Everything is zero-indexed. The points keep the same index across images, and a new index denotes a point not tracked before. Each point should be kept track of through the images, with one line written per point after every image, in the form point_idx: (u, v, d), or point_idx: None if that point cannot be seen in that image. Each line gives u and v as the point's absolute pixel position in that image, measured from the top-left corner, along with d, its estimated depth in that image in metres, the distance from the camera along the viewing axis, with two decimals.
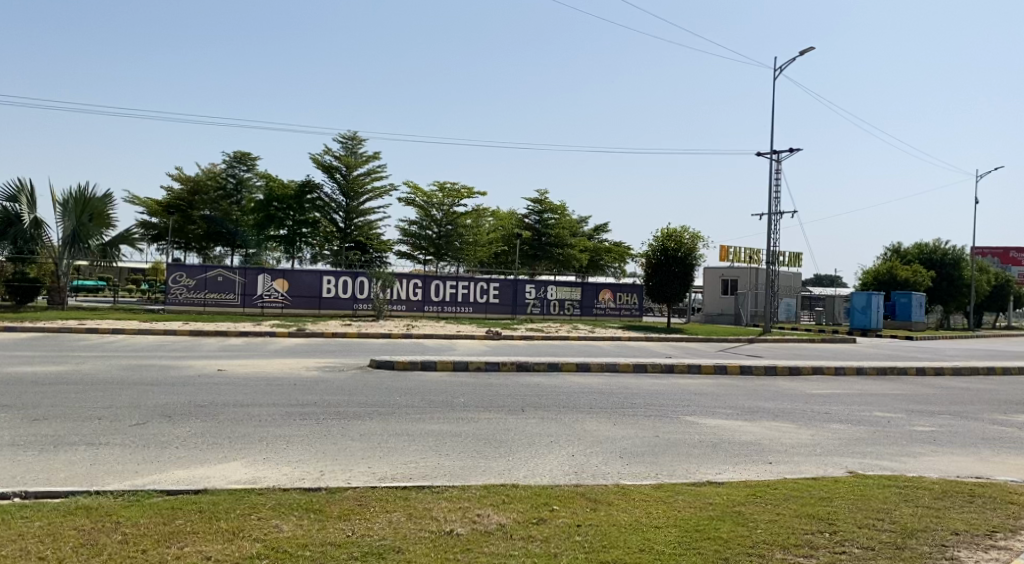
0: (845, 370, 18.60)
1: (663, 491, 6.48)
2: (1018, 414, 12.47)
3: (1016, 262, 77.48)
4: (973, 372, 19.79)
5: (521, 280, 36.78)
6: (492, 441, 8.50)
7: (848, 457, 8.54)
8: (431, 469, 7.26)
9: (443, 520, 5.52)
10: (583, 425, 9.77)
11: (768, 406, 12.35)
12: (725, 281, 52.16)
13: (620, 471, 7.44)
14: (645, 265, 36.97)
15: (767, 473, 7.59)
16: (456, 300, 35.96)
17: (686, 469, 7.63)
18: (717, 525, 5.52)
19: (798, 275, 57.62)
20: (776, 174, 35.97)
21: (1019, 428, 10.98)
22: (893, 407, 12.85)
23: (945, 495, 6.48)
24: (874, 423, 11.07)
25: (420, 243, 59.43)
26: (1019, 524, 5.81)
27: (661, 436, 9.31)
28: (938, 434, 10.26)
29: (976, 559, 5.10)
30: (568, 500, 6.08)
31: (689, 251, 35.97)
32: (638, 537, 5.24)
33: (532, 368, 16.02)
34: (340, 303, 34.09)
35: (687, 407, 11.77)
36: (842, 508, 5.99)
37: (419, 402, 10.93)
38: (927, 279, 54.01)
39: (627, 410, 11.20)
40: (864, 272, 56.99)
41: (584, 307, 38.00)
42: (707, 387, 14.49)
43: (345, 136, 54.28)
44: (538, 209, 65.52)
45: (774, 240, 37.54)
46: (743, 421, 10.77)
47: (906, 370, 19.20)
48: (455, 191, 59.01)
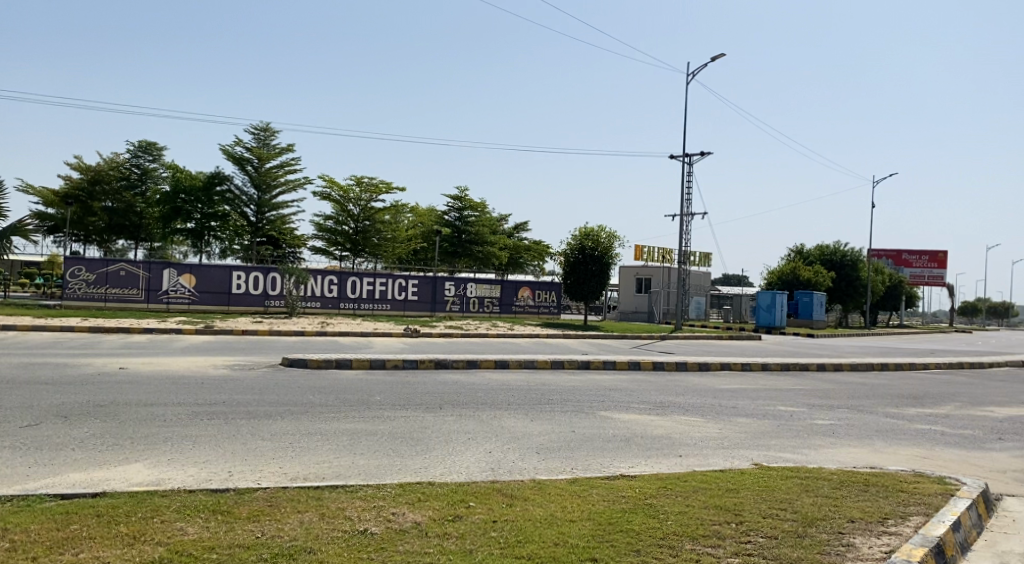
0: (752, 367, 19.35)
1: (578, 485, 6.38)
2: (908, 407, 13.28)
3: (907, 264, 82.32)
4: (869, 368, 20.97)
5: (440, 277, 36.66)
6: (408, 440, 8.40)
7: (753, 450, 8.90)
8: (345, 468, 6.97)
9: (356, 520, 5.11)
10: (500, 422, 9.80)
11: (678, 401, 12.75)
12: (639, 280, 53.44)
13: (536, 467, 7.47)
14: (563, 264, 37.42)
15: (678, 466, 7.81)
16: (373, 297, 35.56)
17: (600, 463, 7.78)
18: (630, 517, 5.38)
19: (708, 275, 59.61)
20: (687, 177, 37.27)
21: (911, 421, 11.63)
22: (795, 401, 13.47)
23: (842, 485, 6.68)
24: (779, 417, 11.56)
25: (335, 238, 58.49)
26: (909, 510, 5.93)
27: (576, 432, 9.45)
28: (836, 427, 10.81)
29: (870, 545, 5.07)
30: (484, 497, 5.82)
31: (606, 250, 36.63)
32: (553, 531, 5.02)
33: (451, 365, 16.03)
34: (252, 300, 33.07)
35: (601, 402, 11.97)
36: (747, 500, 6.02)
37: (334, 401, 10.74)
38: (827, 279, 56.79)
39: (543, 406, 11.33)
40: (769, 272, 59.46)
41: (503, 305, 38.15)
42: (622, 383, 14.86)
43: (257, 126, 52.70)
44: (458, 206, 65.33)
45: (686, 240, 38.77)
46: (657, 416, 11.06)
47: (807, 367, 20.09)
48: (372, 185, 58.02)
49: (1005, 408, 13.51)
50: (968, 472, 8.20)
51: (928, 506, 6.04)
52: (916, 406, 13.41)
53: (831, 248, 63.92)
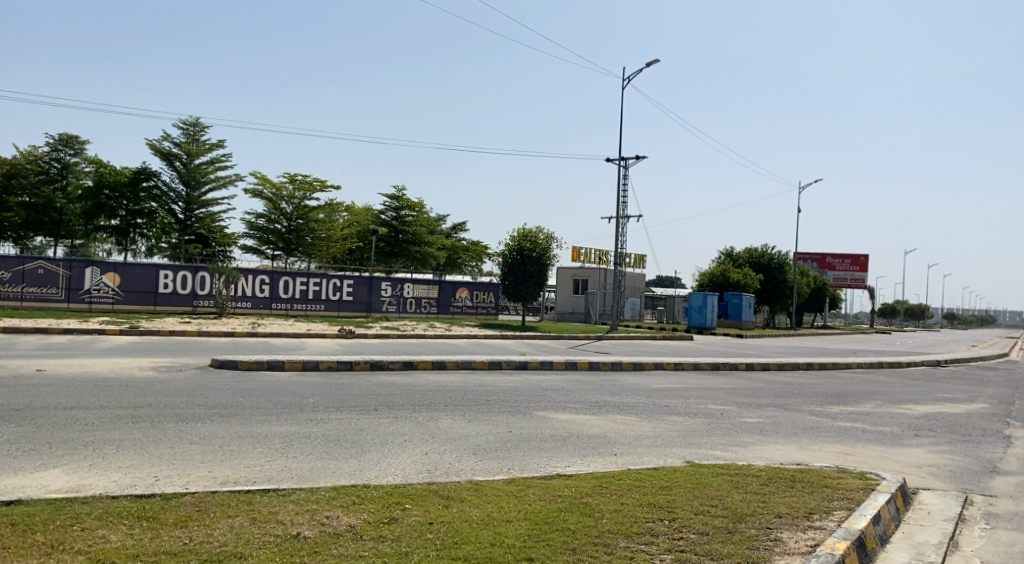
0: (685, 366, 19.74)
1: (515, 485, 6.38)
2: (832, 406, 13.71)
3: (832, 267, 85.27)
4: (796, 367, 21.60)
5: (377, 277, 36.29)
6: (342, 442, 8.29)
7: (685, 448, 9.06)
8: (278, 472, 6.82)
9: (290, 523, 5.01)
10: (436, 423, 9.75)
11: (612, 400, 12.90)
12: (576, 281, 54.09)
13: (472, 467, 7.45)
14: (500, 264, 37.45)
15: (612, 464, 7.88)
16: (307, 297, 34.96)
17: (537, 463, 7.79)
18: (565, 516, 5.40)
19: (642, 276, 60.57)
20: (624, 180, 37.75)
21: (834, 419, 12.02)
22: (725, 400, 13.77)
23: (771, 481, 6.86)
24: (710, 415, 11.79)
25: (268, 236, 57.33)
26: (833, 506, 6.11)
27: (513, 432, 9.48)
28: (764, 425, 11.10)
29: (797, 540, 5.21)
30: (420, 498, 5.77)
31: (544, 251, 36.80)
32: (490, 532, 5.00)
33: (386, 367, 15.86)
34: (180, 300, 32.13)
35: (538, 403, 12.02)
36: (680, 496, 6.12)
37: (266, 404, 10.50)
38: (755, 281, 58.37)
39: (481, 407, 11.31)
40: (701, 274, 60.72)
41: (440, 306, 37.99)
42: (558, 383, 14.96)
43: (186, 121, 51.37)
44: (396, 205, 64.86)
45: (622, 242, 39.24)
46: (592, 415, 11.17)
47: (737, 366, 20.59)
48: (306, 183, 57.10)
49: (922, 405, 14.08)
50: (888, 467, 8.51)
51: (850, 501, 6.24)
52: (839, 404, 13.88)
53: (760, 251, 65.65)
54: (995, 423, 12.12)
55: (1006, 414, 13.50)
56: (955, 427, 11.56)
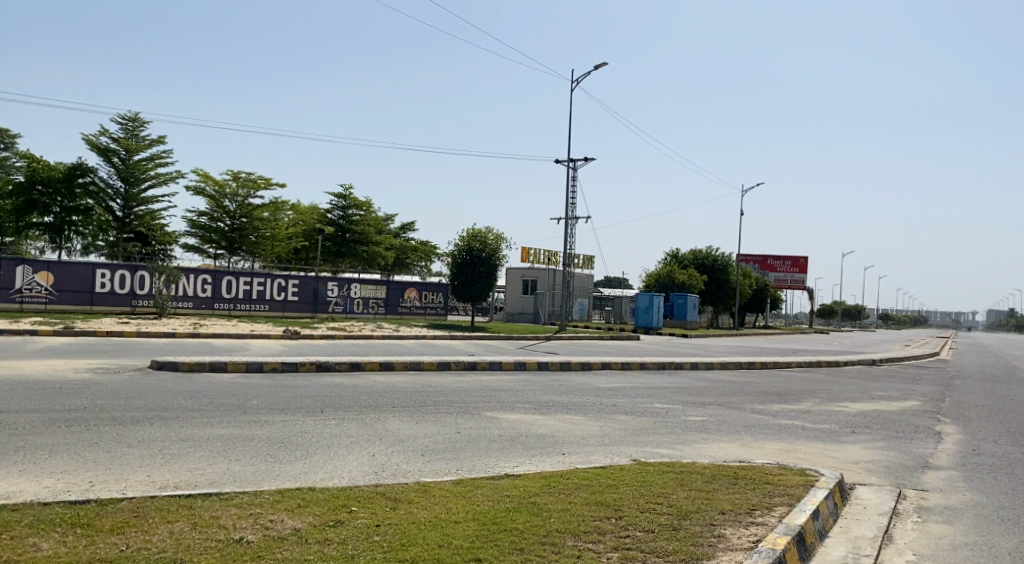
0: (632, 366, 19.96)
1: (463, 486, 6.36)
2: (773, 404, 14.02)
3: (773, 268, 87.22)
4: (738, 366, 22.05)
5: (323, 277, 35.86)
6: (287, 445, 8.16)
7: (632, 446, 9.17)
8: (219, 475, 6.69)
9: (232, 528, 4.91)
10: (384, 425, 9.68)
11: (560, 400, 12.98)
12: (525, 281, 54.20)
13: (420, 469, 7.41)
14: (449, 265, 37.36)
15: (560, 463, 7.94)
16: (251, 297, 34.31)
17: (485, 464, 7.80)
18: (513, 517, 5.40)
19: (590, 277, 61.12)
20: (572, 181, 38.10)
21: (776, 417, 12.30)
22: (671, 399, 13.98)
23: (716, 478, 6.99)
24: (656, 414, 11.94)
25: (210, 235, 56.19)
26: (775, 501, 6.25)
27: (461, 433, 9.45)
28: (708, 423, 11.30)
29: (739, 535, 5.31)
30: (367, 501, 5.71)
31: (493, 252, 36.84)
32: (437, 533, 4.98)
33: (333, 368, 15.68)
34: (117, 299, 31.22)
35: (486, 403, 12.02)
36: (626, 495, 6.18)
37: (208, 406, 10.28)
38: (700, 282, 59.44)
39: (430, 408, 11.26)
40: (647, 275, 61.52)
41: (388, 306, 37.74)
42: (506, 383, 14.98)
43: (125, 116, 50.04)
44: (343, 205, 64.20)
45: (570, 244, 39.54)
46: (540, 415, 11.22)
47: (682, 366, 20.91)
48: (250, 181, 56.14)
49: (859, 403, 14.50)
50: (827, 463, 8.73)
51: (791, 497, 6.39)
52: (780, 402, 14.20)
53: (704, 253, 66.83)
54: (927, 420, 12.56)
55: (937, 411, 13.97)
56: (890, 424, 11.93)
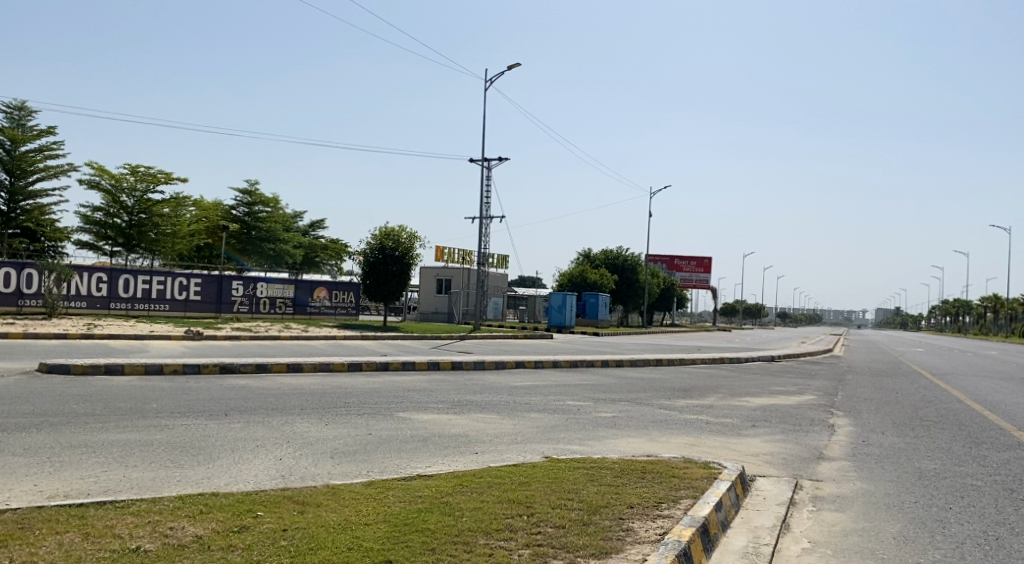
0: (544, 364, 20.16)
1: (374, 488, 6.30)
2: (680, 399, 14.45)
3: (678, 269, 89.71)
4: (646, 363, 22.60)
5: (227, 275, 34.81)
6: (188, 450, 7.89)
7: (543, 443, 9.27)
8: (115, 482, 6.41)
9: (128, 537, 4.72)
10: (292, 427, 9.46)
11: (474, 399, 13.00)
12: (440, 281, 54.10)
13: (328, 471, 7.29)
14: (361, 263, 36.83)
15: (472, 462, 7.94)
16: (150, 296, 32.96)
17: (396, 465, 7.73)
18: (425, 517, 5.38)
19: (503, 276, 61.54)
20: (486, 181, 38.32)
21: (681, 412, 12.65)
22: (582, 396, 14.20)
23: (625, 473, 7.12)
24: (566, 412, 12.10)
25: (105, 232, 53.79)
26: (681, 494, 6.44)
27: (372, 434, 9.35)
28: (618, 419, 11.53)
29: (646, 528, 5.44)
30: (273, 505, 5.57)
31: (406, 251, 36.55)
32: (347, 536, 4.91)
33: (238, 370, 15.25)
34: (2, 298, 29.47)
35: (399, 404, 11.90)
36: (538, 491, 6.24)
37: (103, 410, 9.82)
38: (610, 282, 60.63)
39: (339, 409, 11.10)
40: (559, 274, 62.20)
41: (296, 306, 36.97)
42: (420, 383, 14.89)
43: (11, 104, 47.36)
44: (248, 201, 62.69)
45: (485, 243, 39.68)
46: (453, 414, 11.20)
47: (593, 363, 21.28)
48: (149, 175, 53.97)
49: (759, 398, 15.07)
50: (728, 456, 9.05)
51: (695, 490, 6.59)
52: (686, 398, 14.63)
53: (614, 252, 68.12)
54: (822, 413, 13.18)
55: (830, 404, 14.67)
56: (789, 417, 12.46)
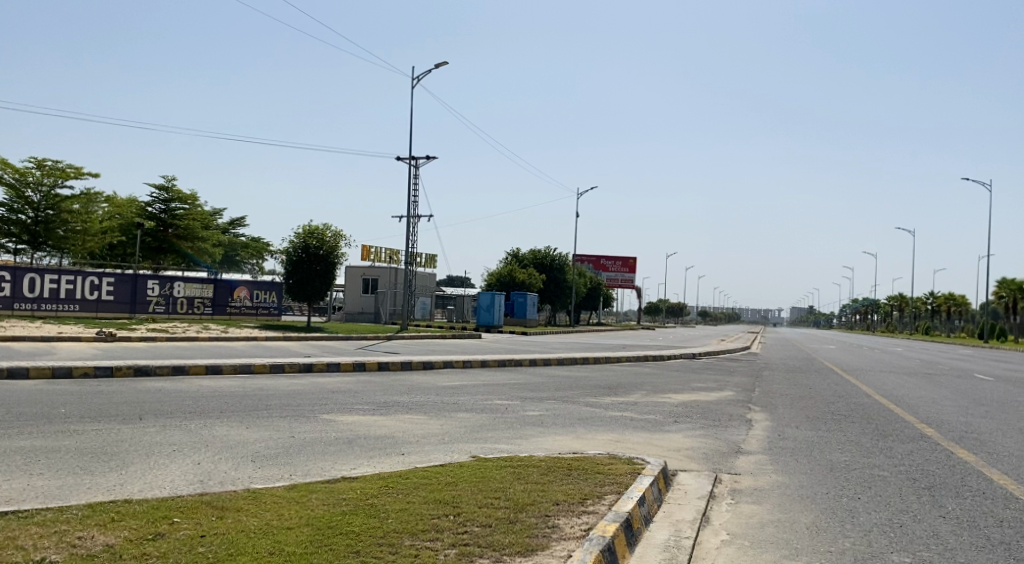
0: (472, 364, 20.16)
1: (296, 491, 6.17)
2: (606, 397, 14.66)
3: (605, 268, 91.01)
4: (573, 361, 22.85)
5: (142, 275, 33.64)
6: (100, 455, 7.60)
7: (470, 443, 9.26)
8: (18, 492, 6.11)
9: (32, 548, 4.50)
10: (211, 431, 9.21)
11: (401, 400, 12.89)
12: (366, 280, 53.62)
13: (249, 475, 7.11)
14: (284, 262, 36.08)
15: (398, 463, 7.89)
16: (58, 296, 31.47)
17: (320, 467, 7.60)
18: (349, 519, 5.31)
19: (431, 275, 61.35)
20: (414, 179, 38.18)
21: (606, 409, 12.84)
22: (509, 395, 14.25)
23: (551, 471, 7.18)
24: (494, 410, 12.11)
25: (9, 229, 51.22)
26: (606, 490, 6.53)
27: (296, 437, 9.17)
28: (545, 417, 11.63)
29: (571, 525, 5.49)
30: (191, 511, 5.41)
31: (331, 250, 35.99)
32: (268, 541, 4.80)
33: (153, 372, 14.74)
34: None
35: (324, 406, 11.72)
36: (465, 491, 6.23)
37: (5, 417, 9.33)
38: (538, 282, 61.06)
39: (261, 411, 10.86)
40: (488, 274, 62.20)
41: (215, 306, 36.06)
42: (346, 385, 14.67)
43: None
44: (165, 198, 60.21)
45: (413, 242, 39.43)
46: (378, 415, 11.07)
47: (520, 362, 21.39)
48: (57, 169, 51.78)
49: (682, 395, 15.42)
50: (652, 452, 9.21)
51: (620, 485, 6.69)
52: (611, 395, 14.84)
53: (542, 252, 68.51)
54: (741, 409, 13.57)
55: (749, 400, 15.09)
56: (710, 413, 12.80)
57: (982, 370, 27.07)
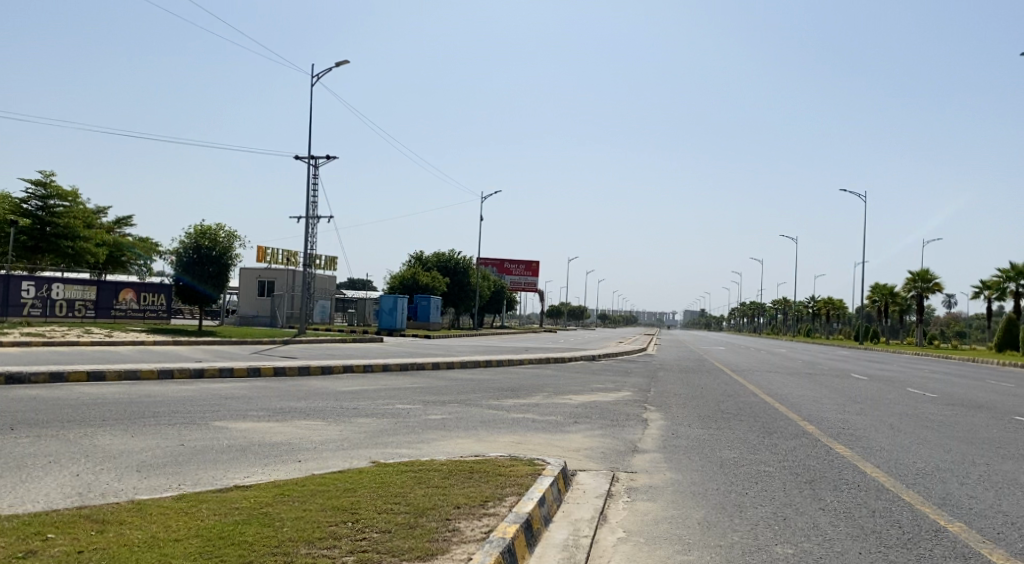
0: (372, 368, 19.85)
1: (185, 501, 5.91)
2: (508, 399, 14.72)
3: (508, 271, 91.63)
4: (476, 364, 22.88)
5: (16, 275, 31.55)
6: None
7: (370, 448, 9.11)
8: None
9: None
10: (93, 440, 8.73)
11: (298, 406, 12.56)
12: (262, 283, 52.04)
13: (132, 486, 6.76)
14: (174, 264, 34.65)
15: (296, 470, 7.69)
16: None
17: (212, 476, 7.32)
18: (243, 529, 5.12)
19: (331, 278, 60.30)
20: (314, 179, 37.40)
21: (508, 411, 12.89)
22: (411, 399, 14.11)
23: (452, 474, 7.15)
24: (395, 415, 11.96)
25: None
26: (508, 491, 6.55)
27: (186, 445, 8.80)
28: (447, 421, 11.57)
29: (471, 528, 5.48)
30: (68, 526, 5.09)
31: (224, 250, 34.88)
32: (152, 553, 4.59)
33: (28, 380, 13.84)
34: None
35: (217, 412, 11.30)
36: (364, 497, 6.11)
37: None
38: (441, 285, 60.81)
39: (148, 419, 10.33)
40: (391, 277, 61.45)
41: (98, 309, 34.32)
42: (240, 391, 14.19)
43: None
44: (43, 194, 56.88)
45: (312, 243, 38.53)
46: (274, 422, 10.77)
47: (422, 366, 21.21)
48: None
49: (582, 395, 15.70)
50: (552, 453, 9.30)
51: (520, 486, 6.73)
52: (513, 397, 14.92)
53: (446, 255, 68.22)
54: (637, 409, 13.88)
55: (646, 400, 15.46)
56: (609, 413, 13.06)
57: (859, 370, 28.67)
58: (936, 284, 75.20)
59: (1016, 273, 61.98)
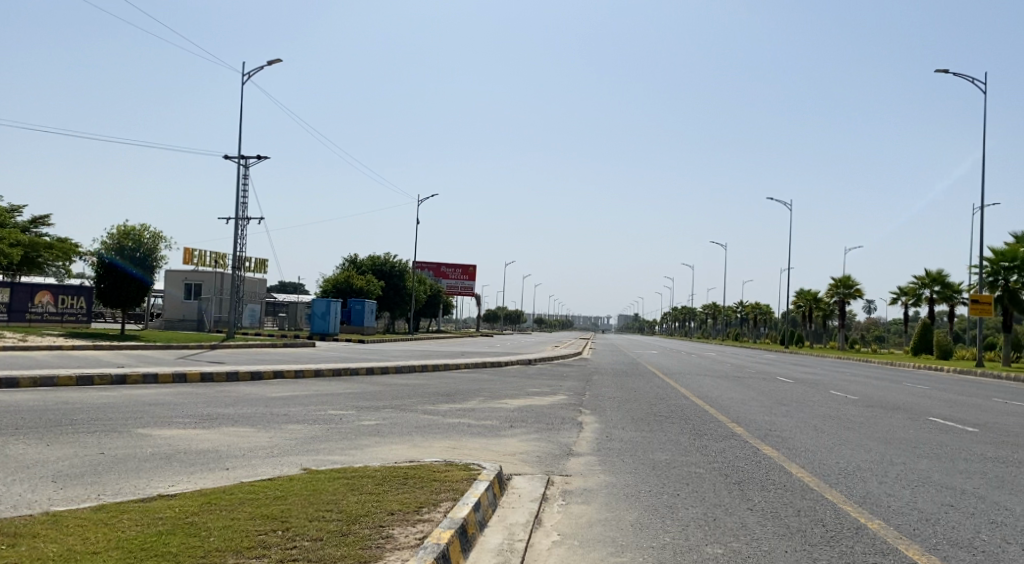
0: (304, 373, 19.46)
1: (105, 512, 5.66)
2: (443, 403, 14.63)
3: (444, 276, 91.32)
4: (411, 369, 22.68)
5: None
6: None
7: (301, 455, 8.91)
8: None
9: None
10: (5, 449, 8.30)
11: (227, 412, 12.21)
12: (188, 285, 50.81)
13: (47, 497, 6.45)
14: (95, 264, 33.41)
15: (223, 478, 7.45)
16: None
17: (134, 486, 7.03)
18: (166, 540, 4.93)
19: (261, 282, 59.09)
20: (244, 179, 36.65)
21: (443, 416, 12.80)
22: (344, 404, 13.89)
23: (386, 480, 7.05)
24: (328, 421, 11.73)
25: None
26: (442, 497, 6.49)
27: (106, 454, 8.46)
28: (381, 426, 11.42)
29: (405, 534, 5.40)
30: None
31: (149, 252, 33.69)
32: None
33: None
34: None
35: (140, 419, 10.91)
36: (295, 505, 5.96)
37: None
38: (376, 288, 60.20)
39: (65, 427, 9.89)
40: (324, 280, 60.53)
41: (12, 312, 32.79)
42: (165, 397, 13.73)
43: None
44: None
45: (241, 244, 37.69)
46: (201, 429, 10.44)
47: (355, 371, 20.90)
48: None
49: (517, 399, 15.70)
50: (487, 457, 9.27)
51: (455, 492, 6.67)
52: (448, 402, 14.83)
53: (382, 259, 67.59)
54: (571, 412, 13.94)
55: (580, 403, 15.55)
56: (544, 417, 13.10)
57: (786, 374, 29.46)
58: (856, 289, 77.96)
59: (931, 279, 64.78)
